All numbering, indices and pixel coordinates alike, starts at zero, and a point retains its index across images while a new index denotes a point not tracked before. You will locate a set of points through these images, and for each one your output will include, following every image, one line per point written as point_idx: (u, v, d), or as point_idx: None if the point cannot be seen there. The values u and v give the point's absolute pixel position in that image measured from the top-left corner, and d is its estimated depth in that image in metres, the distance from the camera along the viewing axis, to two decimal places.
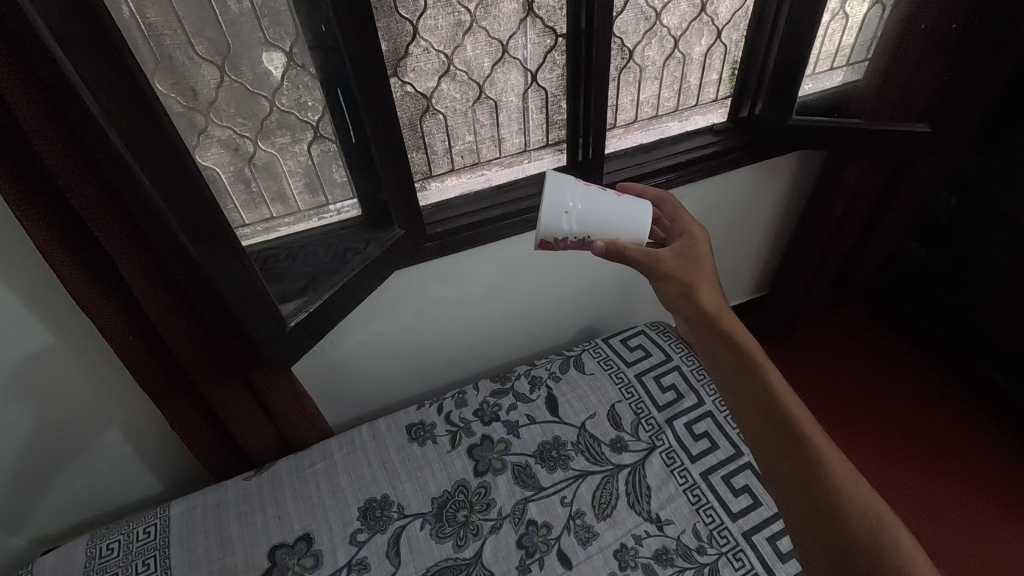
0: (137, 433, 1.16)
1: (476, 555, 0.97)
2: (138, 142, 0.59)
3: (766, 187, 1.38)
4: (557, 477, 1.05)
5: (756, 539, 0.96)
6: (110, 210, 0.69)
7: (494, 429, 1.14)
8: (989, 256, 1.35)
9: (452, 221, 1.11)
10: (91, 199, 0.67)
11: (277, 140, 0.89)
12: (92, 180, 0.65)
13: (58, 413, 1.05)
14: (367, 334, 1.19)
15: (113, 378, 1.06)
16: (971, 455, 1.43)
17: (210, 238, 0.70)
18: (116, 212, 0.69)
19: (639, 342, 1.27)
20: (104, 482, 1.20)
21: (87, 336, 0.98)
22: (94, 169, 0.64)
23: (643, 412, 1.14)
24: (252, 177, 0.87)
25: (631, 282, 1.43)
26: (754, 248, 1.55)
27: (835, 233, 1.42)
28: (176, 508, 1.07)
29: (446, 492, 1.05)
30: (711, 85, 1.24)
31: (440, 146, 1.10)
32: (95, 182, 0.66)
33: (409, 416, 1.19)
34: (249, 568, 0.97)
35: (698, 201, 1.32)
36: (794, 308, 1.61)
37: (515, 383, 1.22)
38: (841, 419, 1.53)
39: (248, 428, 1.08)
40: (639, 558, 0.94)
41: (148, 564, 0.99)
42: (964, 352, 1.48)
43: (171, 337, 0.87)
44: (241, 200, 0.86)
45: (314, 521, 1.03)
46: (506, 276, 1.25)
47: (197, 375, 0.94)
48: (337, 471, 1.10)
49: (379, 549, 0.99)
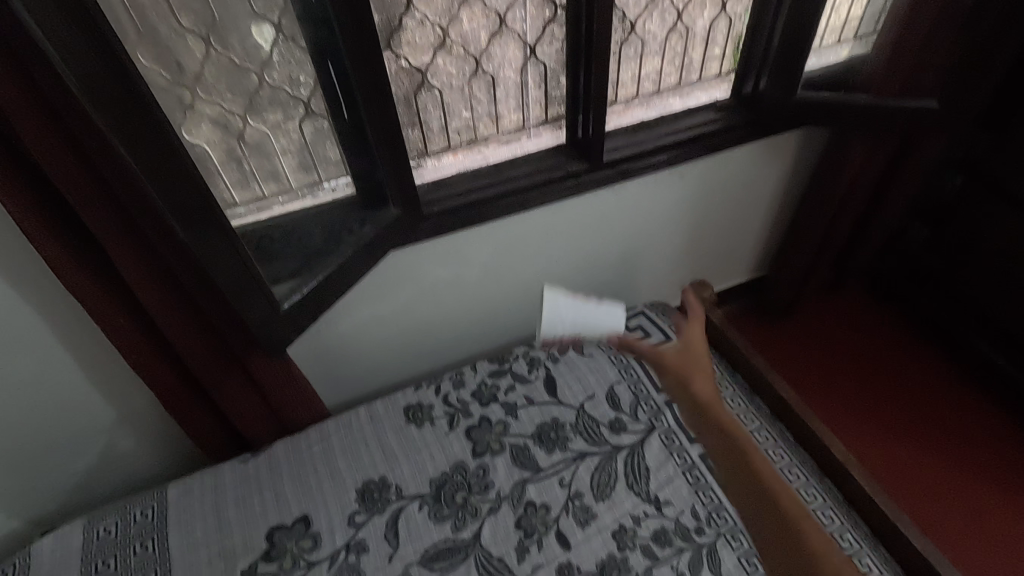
0: (132, 416, 1.15)
1: (474, 537, 0.97)
2: (120, 117, 0.56)
3: (768, 164, 1.35)
4: (555, 459, 1.05)
5: (755, 521, 0.95)
6: (90, 190, 0.67)
7: (492, 411, 1.13)
8: (992, 235, 1.33)
9: (449, 200, 1.08)
10: (70, 176, 0.64)
11: (269, 116, 0.86)
12: (70, 157, 0.63)
13: (51, 397, 1.04)
14: (363, 316, 1.18)
15: (105, 360, 1.05)
16: (968, 434, 1.44)
17: (198, 217, 0.68)
18: (97, 193, 0.67)
19: (638, 323, 1.25)
20: (100, 465, 1.20)
21: (77, 319, 0.96)
22: (72, 144, 0.62)
23: (642, 393, 1.13)
24: (243, 156, 0.85)
25: (630, 263, 1.42)
26: (755, 228, 1.53)
27: (838, 213, 1.40)
28: (173, 491, 1.06)
29: (444, 474, 1.05)
30: (713, 60, 1.20)
31: (436, 123, 1.07)
32: (74, 159, 0.64)
33: (406, 398, 1.18)
34: (247, 550, 0.97)
35: (698, 181, 1.30)
36: (794, 289, 1.60)
37: (513, 364, 1.21)
38: (840, 400, 1.53)
39: (243, 411, 1.06)
40: (637, 539, 0.94)
41: (146, 546, 0.99)
42: (965, 332, 1.47)
43: (160, 320, 0.85)
44: (232, 179, 0.84)
45: (311, 502, 1.03)
46: (504, 256, 1.23)
47: (189, 359, 0.93)
48: (334, 454, 1.09)
49: (378, 531, 0.98)
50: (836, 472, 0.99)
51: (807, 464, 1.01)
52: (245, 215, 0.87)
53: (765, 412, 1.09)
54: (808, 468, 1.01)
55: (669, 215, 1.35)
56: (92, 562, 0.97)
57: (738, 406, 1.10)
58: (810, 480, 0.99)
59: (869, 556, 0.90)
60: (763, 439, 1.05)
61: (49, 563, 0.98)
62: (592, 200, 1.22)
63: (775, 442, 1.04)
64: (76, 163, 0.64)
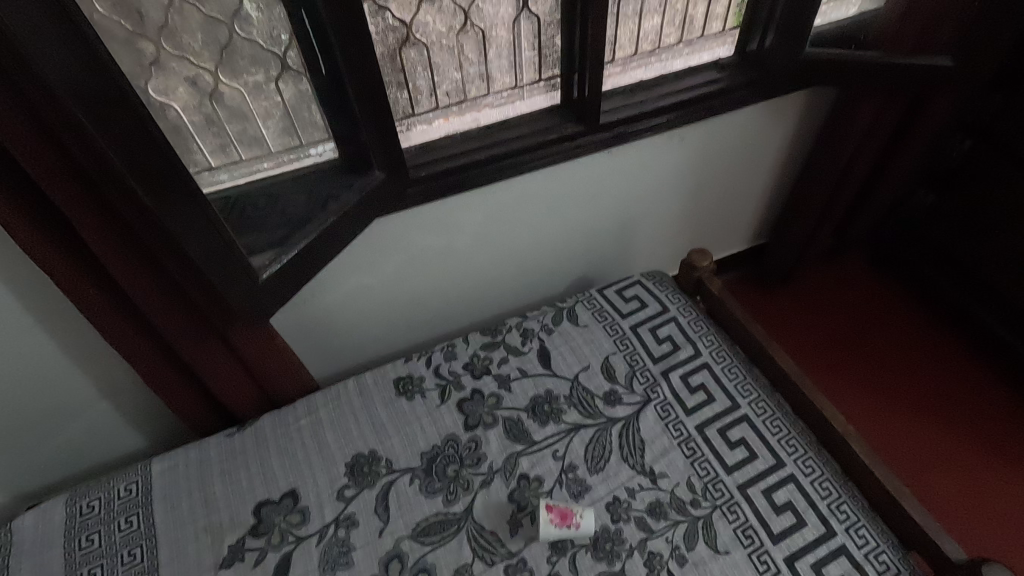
0: (112, 390, 1.12)
1: (466, 510, 0.95)
2: (73, 73, 0.51)
3: (771, 127, 1.30)
4: (549, 431, 1.03)
5: (752, 492, 0.93)
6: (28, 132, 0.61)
7: (485, 383, 1.10)
8: (999, 203, 1.30)
9: (438, 165, 1.03)
10: (5, 115, 0.59)
11: (248, 78, 0.82)
12: (5, 94, 0.57)
13: (24, 371, 1.00)
14: (348, 286, 1.14)
15: (79, 334, 1.00)
16: (964, 403, 1.44)
17: (165, 182, 0.63)
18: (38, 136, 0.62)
19: (634, 292, 1.22)
20: (82, 440, 1.17)
21: (46, 290, 0.92)
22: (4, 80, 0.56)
23: (638, 364, 1.10)
24: (219, 118, 0.82)
25: (627, 231, 1.37)
26: (755, 195, 1.49)
27: (842, 179, 1.36)
28: (157, 465, 1.04)
29: (435, 447, 1.03)
30: (716, 18, 1.13)
31: (424, 85, 1.01)
32: (9, 98, 0.58)
33: (396, 369, 1.15)
34: (235, 525, 0.96)
35: (698, 145, 1.25)
36: (793, 257, 1.56)
37: (505, 335, 1.18)
38: (837, 369, 1.51)
39: (227, 383, 1.03)
40: (632, 511, 0.93)
41: (131, 521, 0.97)
42: (965, 301, 1.45)
43: (131, 289, 0.81)
44: (209, 147, 0.82)
45: (299, 477, 1.00)
46: (496, 225, 1.18)
47: (167, 331, 0.89)
48: (322, 428, 1.06)
49: (368, 505, 0.97)
50: (834, 444, 0.97)
51: (805, 435, 0.99)
52: (227, 183, 0.85)
53: (764, 383, 1.07)
54: (806, 439, 0.99)
55: (668, 180, 1.30)
56: (77, 539, 0.96)
57: (736, 377, 1.07)
58: (808, 452, 0.97)
59: (867, 528, 0.89)
60: (761, 410, 1.03)
61: (32, 539, 0.96)
62: (588, 165, 1.16)
63: (773, 413, 1.02)
64: (11, 101, 0.58)
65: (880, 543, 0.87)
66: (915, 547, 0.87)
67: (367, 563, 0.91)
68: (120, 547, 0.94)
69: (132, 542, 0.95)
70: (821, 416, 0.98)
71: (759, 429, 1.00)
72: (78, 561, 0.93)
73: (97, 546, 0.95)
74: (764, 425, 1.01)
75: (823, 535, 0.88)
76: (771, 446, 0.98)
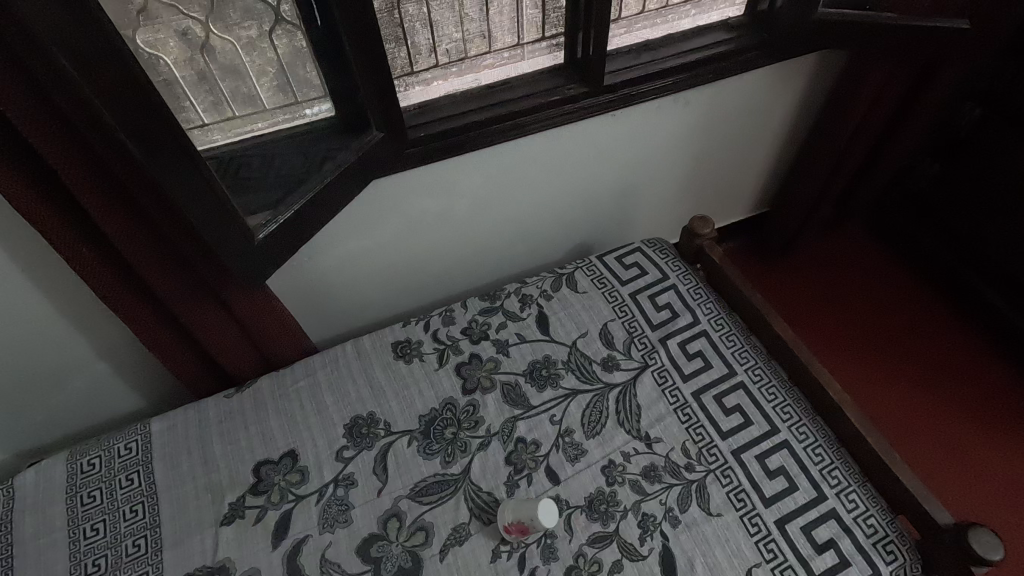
0: (109, 350, 1.12)
1: (464, 471, 0.96)
2: (61, 19, 0.48)
3: (778, 92, 1.27)
4: (547, 396, 1.04)
5: (745, 457, 0.94)
6: (9, 77, 0.58)
7: (483, 348, 1.10)
8: (1005, 174, 1.28)
9: (438, 126, 1.00)
10: None
11: (242, 33, 0.80)
12: None
13: (19, 329, 0.99)
14: (346, 250, 1.13)
15: (75, 293, 0.99)
16: (957, 374, 1.45)
17: (158, 140, 0.61)
18: (20, 82, 0.58)
19: (634, 260, 1.21)
20: (81, 399, 1.17)
21: (38, 248, 0.90)
22: None
23: (636, 331, 1.10)
24: (215, 77, 0.80)
25: (628, 197, 1.36)
26: (759, 162, 1.47)
27: (848, 147, 1.33)
28: (156, 425, 1.04)
29: (433, 410, 1.03)
30: None
31: (424, 44, 0.98)
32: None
33: (395, 333, 1.15)
34: (235, 483, 0.97)
35: (703, 109, 1.22)
36: (795, 227, 1.55)
37: (504, 301, 1.17)
38: (834, 338, 1.52)
39: (224, 345, 1.03)
40: (626, 474, 0.94)
41: (131, 479, 0.98)
42: (965, 274, 1.45)
43: (124, 248, 0.79)
44: (205, 104, 0.80)
45: (298, 438, 1.01)
46: (496, 189, 1.16)
47: (162, 292, 0.88)
48: (320, 390, 1.07)
49: (366, 465, 0.98)
50: (829, 412, 0.98)
51: (800, 403, 1.00)
52: (223, 142, 0.83)
53: (761, 351, 1.07)
54: (801, 407, 1.00)
55: (671, 146, 1.28)
56: (78, 495, 0.97)
57: (733, 344, 1.08)
58: (803, 419, 0.98)
59: (857, 493, 0.90)
60: (758, 378, 1.03)
61: (34, 495, 0.97)
62: (591, 128, 1.14)
63: (769, 381, 1.03)
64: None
65: (869, 508, 0.89)
66: (904, 511, 0.89)
67: (366, 522, 0.92)
68: (122, 504, 0.96)
69: (133, 499, 0.96)
70: (817, 384, 0.99)
71: (755, 396, 1.01)
72: (80, 516, 0.95)
73: (98, 502, 0.96)
74: (760, 393, 1.01)
75: (814, 499, 0.90)
76: (766, 413, 0.99)
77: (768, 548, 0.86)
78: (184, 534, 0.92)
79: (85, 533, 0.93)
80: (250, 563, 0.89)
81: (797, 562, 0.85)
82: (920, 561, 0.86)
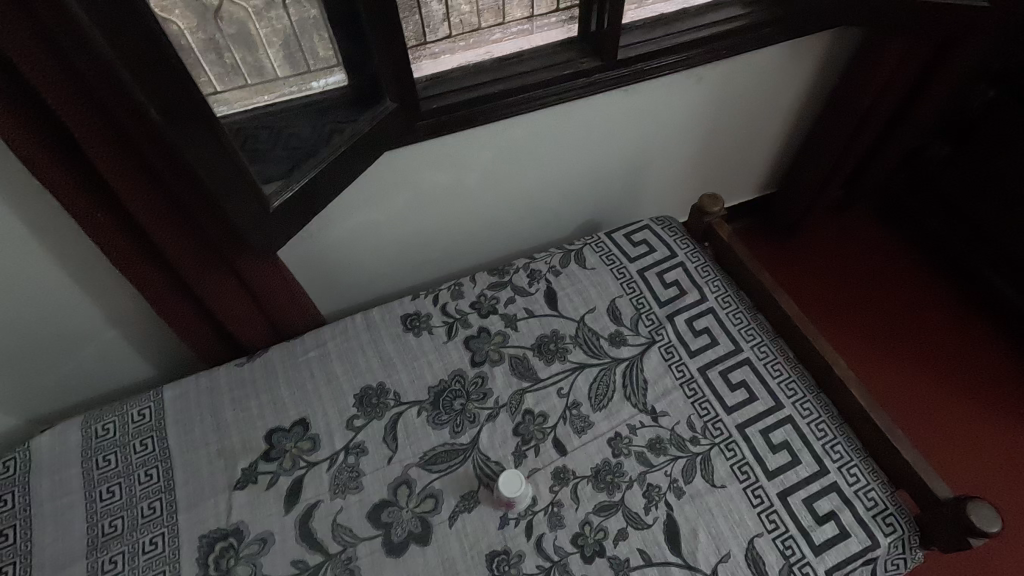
0: (120, 319, 1.12)
1: (472, 441, 0.98)
2: None
3: (791, 70, 1.26)
4: (555, 369, 1.05)
5: (750, 432, 0.96)
6: (20, 28, 0.57)
7: (492, 322, 1.11)
8: (1015, 156, 1.27)
9: (451, 98, 0.99)
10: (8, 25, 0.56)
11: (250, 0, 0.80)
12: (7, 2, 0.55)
13: (33, 295, 1.00)
14: (355, 222, 1.13)
15: (86, 261, 1.00)
16: (960, 355, 1.46)
17: (176, 102, 0.61)
18: (32, 34, 0.58)
19: (643, 237, 1.21)
20: (93, 366, 1.18)
21: (51, 213, 0.90)
22: None
23: (644, 307, 1.11)
24: (224, 45, 0.79)
25: (637, 175, 1.35)
26: (768, 142, 1.46)
27: (859, 127, 1.33)
28: (169, 392, 1.06)
29: (442, 382, 1.05)
30: None
31: (436, 11, 0.99)
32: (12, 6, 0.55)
33: (404, 306, 1.15)
34: (247, 450, 0.98)
35: (715, 86, 1.21)
36: (802, 208, 1.55)
37: (513, 276, 1.18)
38: (838, 319, 1.53)
39: (236, 314, 1.03)
40: (632, 446, 0.96)
41: (146, 444, 1.00)
42: (970, 257, 1.46)
43: (138, 213, 0.80)
44: (213, 72, 0.79)
45: (308, 406, 1.03)
46: (506, 163, 1.16)
47: (175, 259, 0.88)
48: (330, 360, 1.08)
49: (376, 434, 0.99)
50: (833, 388, 0.99)
51: (805, 379, 1.02)
52: (231, 113, 0.81)
53: (767, 329, 1.08)
54: (806, 383, 1.01)
55: (682, 123, 1.27)
56: (94, 458, 0.99)
57: (740, 322, 1.09)
58: (807, 395, 0.99)
59: (859, 467, 0.92)
60: (764, 354, 1.04)
61: (50, 457, 0.99)
62: (602, 103, 1.13)
63: (775, 358, 1.04)
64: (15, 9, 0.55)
65: (870, 482, 0.91)
66: (904, 486, 0.91)
67: (376, 488, 0.94)
68: (137, 468, 0.98)
69: (148, 463, 0.98)
70: (823, 361, 1.00)
71: (761, 373, 1.02)
72: (96, 479, 0.97)
73: (114, 465, 0.98)
74: (766, 369, 1.03)
75: (816, 473, 0.92)
76: (771, 388, 1.00)
77: (770, 519, 0.88)
78: (199, 498, 0.94)
79: (102, 495, 0.95)
80: (263, 526, 0.91)
81: (799, 533, 0.87)
82: (918, 533, 0.88)
